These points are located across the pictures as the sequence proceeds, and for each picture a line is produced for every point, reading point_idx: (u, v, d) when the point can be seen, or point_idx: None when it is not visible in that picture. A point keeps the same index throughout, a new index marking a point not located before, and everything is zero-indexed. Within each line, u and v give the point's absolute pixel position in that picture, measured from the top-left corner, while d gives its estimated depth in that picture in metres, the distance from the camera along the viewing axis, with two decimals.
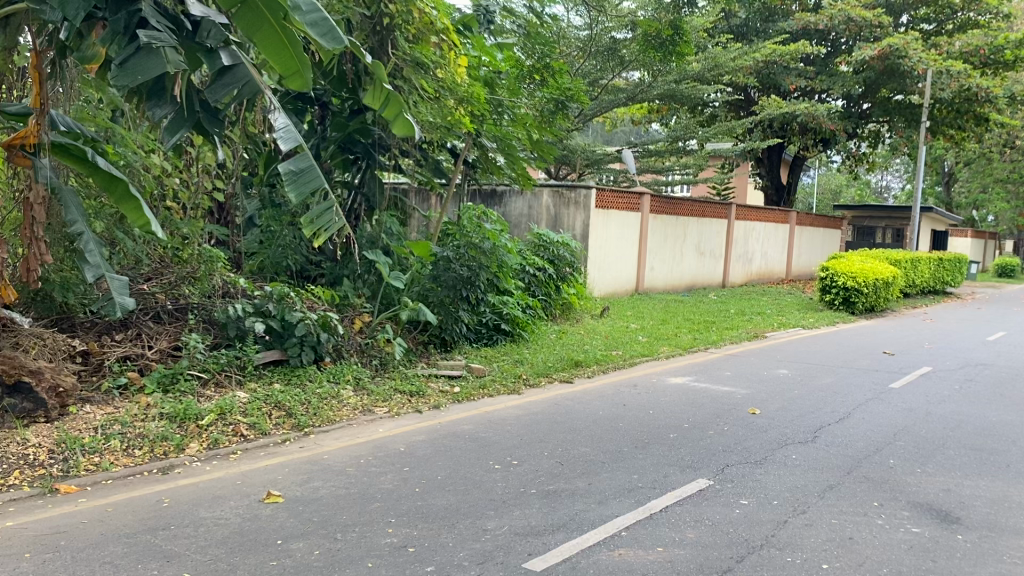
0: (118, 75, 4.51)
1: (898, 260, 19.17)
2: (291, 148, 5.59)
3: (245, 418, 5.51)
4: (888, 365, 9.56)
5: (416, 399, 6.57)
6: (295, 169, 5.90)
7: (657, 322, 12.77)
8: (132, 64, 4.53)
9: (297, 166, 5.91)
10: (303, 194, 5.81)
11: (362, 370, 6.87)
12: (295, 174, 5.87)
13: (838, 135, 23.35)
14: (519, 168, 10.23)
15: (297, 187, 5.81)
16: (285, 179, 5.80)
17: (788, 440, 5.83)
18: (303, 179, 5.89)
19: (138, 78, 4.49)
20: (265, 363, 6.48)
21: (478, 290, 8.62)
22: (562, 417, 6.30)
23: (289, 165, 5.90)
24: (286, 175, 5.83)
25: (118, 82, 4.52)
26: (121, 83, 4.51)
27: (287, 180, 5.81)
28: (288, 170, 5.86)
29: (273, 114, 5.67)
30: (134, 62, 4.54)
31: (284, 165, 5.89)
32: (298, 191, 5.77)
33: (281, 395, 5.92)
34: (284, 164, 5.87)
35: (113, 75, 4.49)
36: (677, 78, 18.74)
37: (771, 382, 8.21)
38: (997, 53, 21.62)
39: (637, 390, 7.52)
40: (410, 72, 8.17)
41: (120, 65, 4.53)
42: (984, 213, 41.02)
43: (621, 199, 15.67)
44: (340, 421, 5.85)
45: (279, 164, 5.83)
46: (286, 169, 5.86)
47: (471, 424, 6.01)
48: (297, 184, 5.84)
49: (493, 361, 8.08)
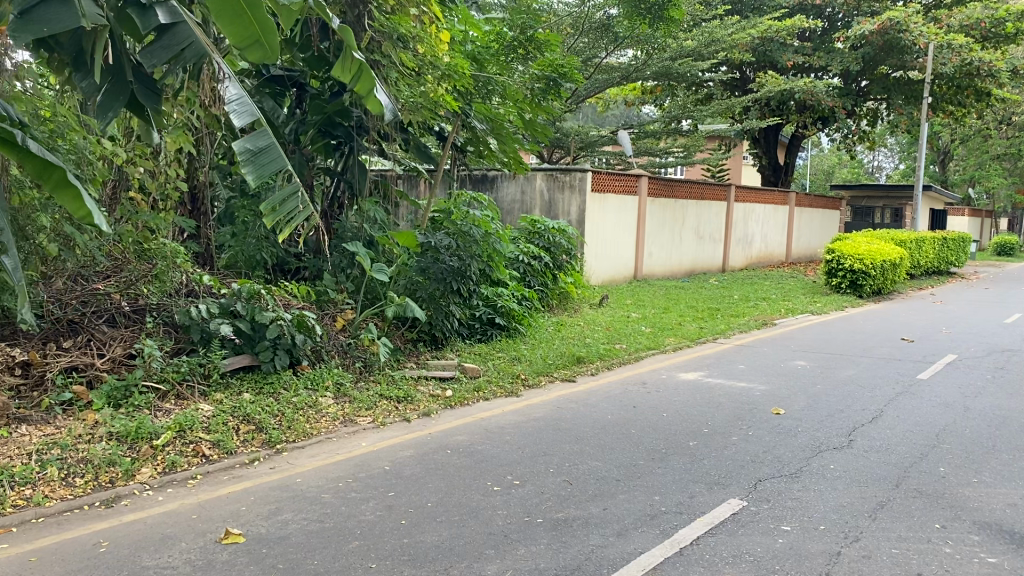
0: (19, 27, 3.93)
1: (903, 240, 18.57)
2: (245, 124, 4.96)
3: (208, 435, 4.84)
4: (911, 353, 8.95)
5: (403, 406, 5.91)
6: (253, 149, 5.23)
7: (659, 310, 12.14)
8: (39, 15, 3.95)
9: (255, 145, 5.25)
10: (263, 176, 5.14)
11: (344, 374, 6.18)
12: (252, 154, 5.20)
13: (837, 113, 22.74)
14: (513, 152, 9.52)
15: (256, 168, 5.15)
16: (242, 160, 5.13)
17: (822, 446, 5.21)
18: (262, 161, 5.22)
19: (44, 31, 3.91)
20: (233, 370, 5.75)
21: (470, 282, 7.94)
22: (567, 424, 5.64)
23: (246, 144, 5.23)
24: (243, 155, 5.16)
25: (20, 34, 3.94)
26: (23, 34, 3.93)
27: (244, 160, 5.14)
28: (244, 149, 5.19)
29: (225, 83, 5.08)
30: (43, 12, 3.95)
31: (239, 144, 5.22)
32: (256, 174, 5.10)
33: (251, 406, 5.24)
34: (240, 142, 5.20)
35: (13, 28, 3.90)
36: (673, 54, 18.01)
37: (788, 376, 7.59)
38: (998, 26, 21.02)
39: (646, 389, 6.88)
40: (389, 48, 7.49)
41: (22, 16, 3.96)
42: (980, 190, 40.57)
43: (618, 181, 15.00)
44: (317, 436, 5.17)
45: (235, 144, 5.16)
46: (242, 148, 5.19)
47: (465, 435, 5.35)
48: (254, 165, 5.17)
49: (487, 360, 7.42)
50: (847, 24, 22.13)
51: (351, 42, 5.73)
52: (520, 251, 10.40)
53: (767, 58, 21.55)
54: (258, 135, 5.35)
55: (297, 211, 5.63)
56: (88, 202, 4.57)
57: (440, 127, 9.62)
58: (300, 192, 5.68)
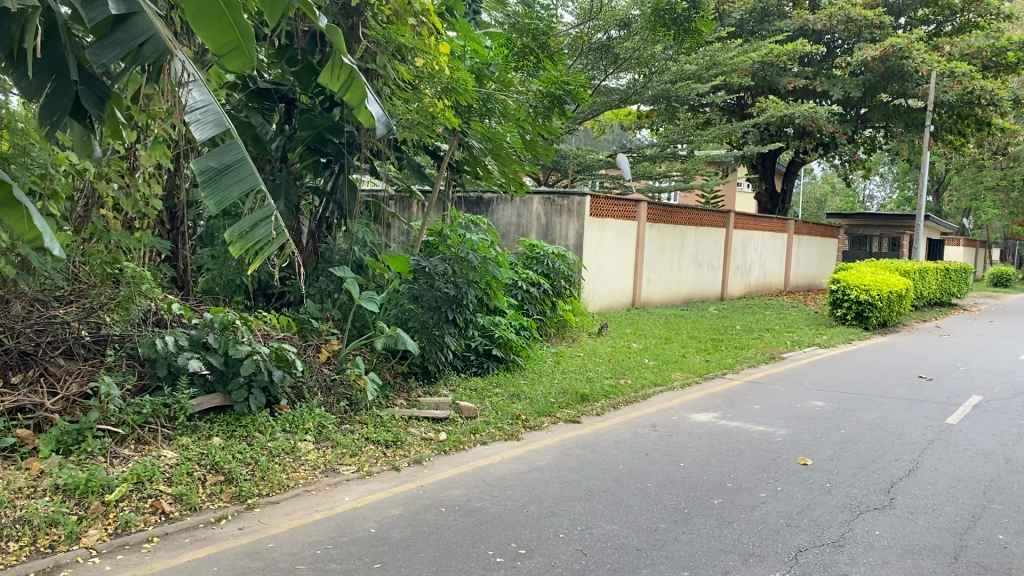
0: None
1: (908, 270, 18.11)
2: (208, 137, 4.46)
3: (170, 488, 4.24)
4: (933, 394, 8.40)
5: (393, 452, 5.32)
6: (217, 167, 4.67)
7: (661, 341, 11.59)
8: None
9: (220, 163, 4.70)
10: (228, 197, 4.59)
11: (327, 415, 5.58)
12: (216, 173, 4.65)
13: (838, 139, 22.38)
14: (514, 174, 8.99)
15: (219, 190, 4.60)
16: (203, 181, 4.58)
17: (862, 507, 4.66)
18: (228, 180, 4.67)
19: None
20: (203, 411, 5.14)
21: (466, 312, 7.36)
22: (575, 476, 5.06)
23: (209, 162, 4.68)
24: (205, 175, 4.61)
25: None
26: None
27: (205, 182, 4.59)
28: (207, 169, 4.64)
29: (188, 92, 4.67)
30: None
31: (202, 163, 4.65)
32: (219, 196, 4.54)
33: (221, 453, 4.65)
34: (202, 161, 4.64)
35: None
36: (672, 76, 17.53)
37: (809, 419, 7.03)
38: (999, 55, 20.70)
39: (659, 433, 6.32)
40: (384, 59, 6.98)
41: None
42: (974, 221, 40.40)
43: (616, 206, 14.50)
44: (295, 488, 4.58)
45: (195, 162, 4.60)
46: (205, 167, 4.64)
47: (462, 488, 4.76)
48: (219, 186, 4.61)
49: (485, 397, 6.81)
50: (847, 49, 21.88)
51: (339, 42, 5.24)
52: (518, 277, 9.82)
53: (767, 82, 21.22)
54: (225, 152, 4.81)
55: (270, 238, 5.03)
56: (36, 222, 4.06)
57: (435, 145, 9.10)
58: (273, 218, 5.11)
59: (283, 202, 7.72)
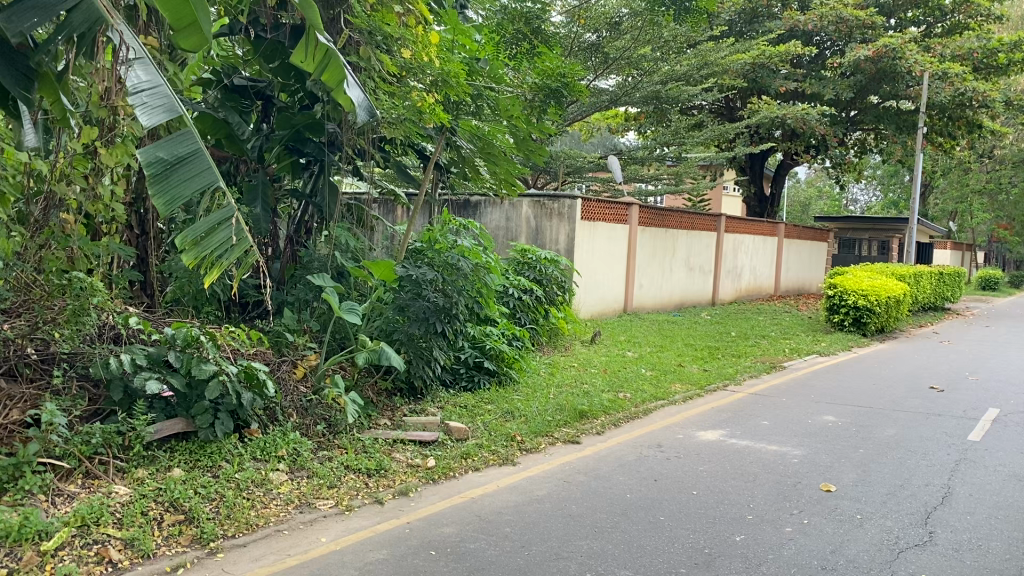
0: None
1: (902, 274, 17.74)
2: (154, 122, 4.24)
3: (120, 532, 3.69)
4: (946, 406, 7.96)
5: (377, 482, 4.80)
6: (167, 159, 4.30)
7: (656, 349, 11.09)
8: None
9: (171, 155, 4.34)
10: (171, 194, 4.20)
11: (303, 441, 5.05)
12: (166, 165, 4.28)
13: (828, 141, 22.01)
14: (505, 175, 8.48)
15: (164, 185, 4.22)
16: (150, 173, 4.21)
17: (900, 544, 4.18)
18: (178, 175, 4.29)
19: None
20: (162, 439, 4.58)
21: (456, 323, 6.84)
22: (579, 508, 4.55)
23: (159, 153, 4.32)
24: (153, 167, 4.24)
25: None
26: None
27: (151, 174, 4.21)
28: (156, 160, 4.27)
29: (132, 70, 4.48)
30: None
31: (151, 154, 4.28)
32: (167, 194, 4.17)
33: (181, 488, 4.11)
34: (150, 152, 4.28)
35: None
36: (664, 77, 17.09)
37: (823, 437, 6.56)
38: (991, 56, 20.36)
39: (665, 454, 5.84)
40: (369, 50, 6.48)
41: None
42: (960, 225, 40.29)
43: (608, 209, 14.02)
44: (265, 528, 4.05)
45: (143, 153, 4.23)
46: (155, 157, 4.27)
47: (454, 526, 4.23)
48: (167, 182, 4.24)
49: (476, 416, 6.30)
50: (837, 50, 21.50)
51: (315, 18, 4.95)
52: (510, 284, 9.29)
53: (758, 84, 20.89)
54: (177, 143, 4.44)
55: (228, 245, 4.52)
56: None
57: (421, 145, 8.57)
58: (233, 220, 4.61)
59: (260, 203, 7.20)
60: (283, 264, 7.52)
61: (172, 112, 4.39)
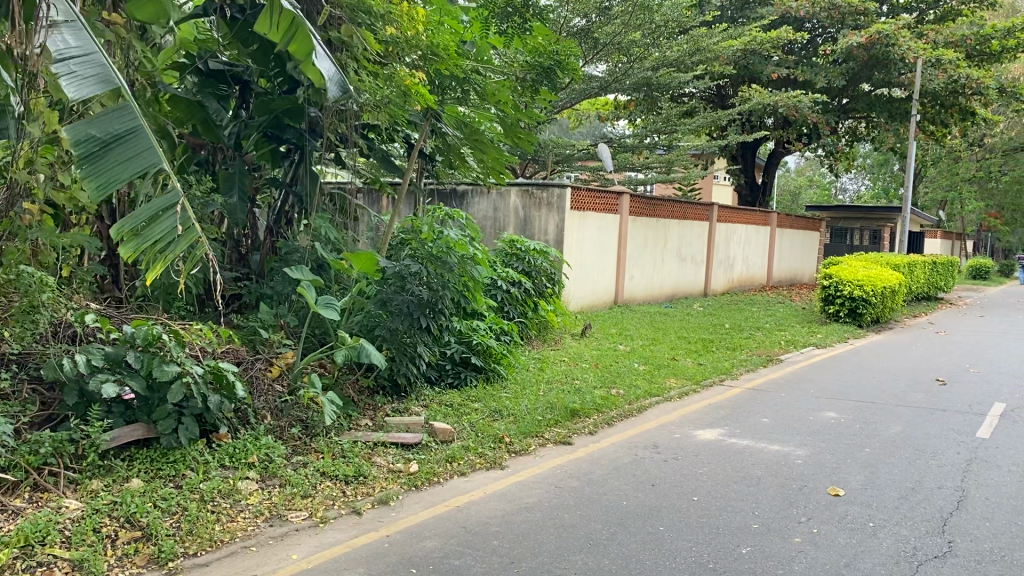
0: None
1: (896, 264, 17.49)
2: (82, 93, 4.19)
3: (69, 553, 3.34)
4: (952, 401, 7.67)
5: (354, 490, 4.47)
6: (100, 138, 4.11)
7: (649, 342, 10.78)
8: None
9: (105, 133, 4.15)
10: (103, 177, 3.99)
11: (276, 446, 4.72)
12: (97, 145, 4.09)
13: (820, 129, 21.71)
14: (492, 164, 8.12)
15: (95, 167, 4.03)
16: (79, 152, 4.02)
17: (920, 556, 3.87)
18: (111, 156, 4.10)
19: None
20: (120, 448, 4.23)
21: (442, 318, 6.49)
22: (572, 518, 4.21)
23: (91, 131, 4.13)
24: (84, 146, 4.06)
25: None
26: None
27: (81, 154, 4.02)
28: (87, 139, 4.08)
29: (59, 31, 4.50)
30: None
31: (82, 131, 4.10)
32: (100, 177, 3.98)
33: (138, 502, 3.77)
34: (81, 129, 4.10)
35: None
36: (655, 63, 16.77)
37: (826, 435, 6.26)
38: (984, 43, 20.07)
39: (663, 456, 5.53)
40: (351, 27, 6.10)
41: None
42: (950, 213, 40.10)
43: (598, 199, 13.70)
44: (230, 544, 3.70)
45: (74, 130, 4.05)
46: (86, 135, 4.08)
47: (437, 539, 3.90)
48: (98, 163, 4.05)
49: (462, 415, 5.97)
50: (828, 37, 21.19)
51: None
52: (498, 276, 8.95)
53: (749, 71, 20.53)
54: (112, 120, 4.26)
55: (173, 235, 4.24)
56: None
57: (406, 131, 8.21)
58: (178, 206, 4.32)
59: (237, 192, 6.85)
60: (262, 257, 7.17)
61: (105, 84, 4.35)
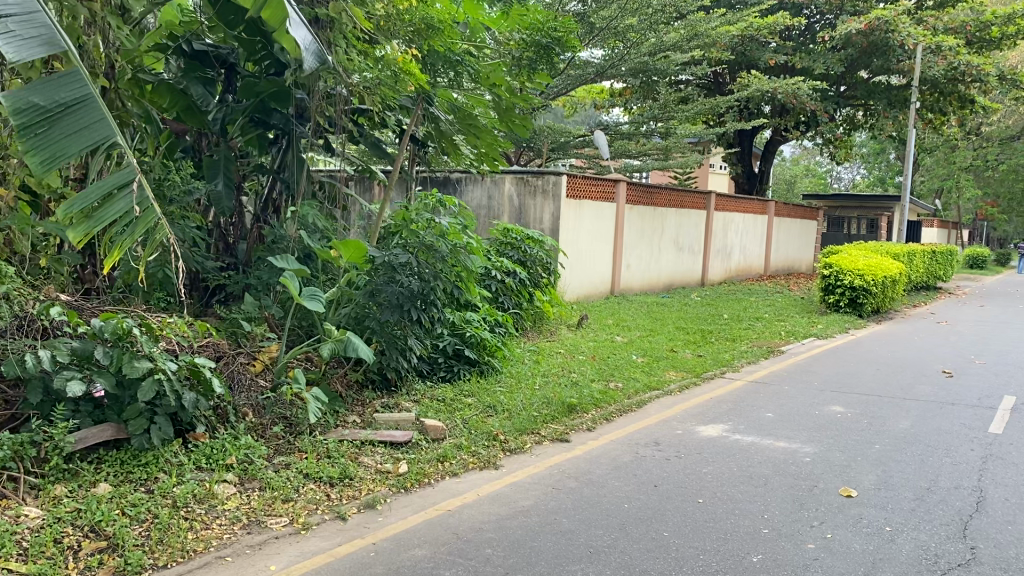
0: None
1: (896, 253, 17.27)
2: (25, 56, 3.81)
3: (25, 566, 3.07)
4: (960, 394, 7.43)
5: (340, 493, 4.21)
6: (44, 107, 3.81)
7: (647, 333, 10.53)
8: None
9: (50, 102, 3.85)
10: (49, 154, 3.71)
11: (256, 447, 4.45)
12: (41, 114, 3.78)
13: (819, 117, 21.43)
14: (486, 149, 7.83)
15: (39, 140, 3.73)
16: (23, 122, 3.71)
17: (943, 563, 3.62)
18: (57, 129, 3.81)
19: None
20: (88, 450, 3.97)
21: (434, 309, 6.22)
22: (572, 524, 3.95)
23: (34, 98, 3.81)
24: (28, 114, 3.74)
25: None
26: None
27: (24, 124, 3.71)
28: (32, 107, 3.77)
29: None
30: None
31: (25, 98, 3.79)
32: (46, 153, 3.70)
33: (104, 510, 3.50)
34: (25, 95, 3.78)
35: None
36: (651, 49, 16.41)
37: (834, 431, 6.02)
38: (984, 29, 19.78)
39: (665, 454, 5.28)
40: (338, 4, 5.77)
41: None
42: (946, 202, 39.85)
43: (594, 186, 13.41)
44: (204, 554, 3.43)
45: (17, 96, 3.73)
46: (30, 103, 3.77)
47: (426, 548, 3.63)
48: (44, 135, 3.75)
49: (455, 411, 5.71)
50: (826, 23, 20.89)
51: None
52: (492, 266, 8.67)
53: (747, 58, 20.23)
54: (58, 87, 3.95)
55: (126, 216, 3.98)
56: None
57: (397, 116, 7.91)
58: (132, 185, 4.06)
59: (222, 179, 6.51)
60: (248, 246, 6.89)
61: (50, 47, 3.97)
